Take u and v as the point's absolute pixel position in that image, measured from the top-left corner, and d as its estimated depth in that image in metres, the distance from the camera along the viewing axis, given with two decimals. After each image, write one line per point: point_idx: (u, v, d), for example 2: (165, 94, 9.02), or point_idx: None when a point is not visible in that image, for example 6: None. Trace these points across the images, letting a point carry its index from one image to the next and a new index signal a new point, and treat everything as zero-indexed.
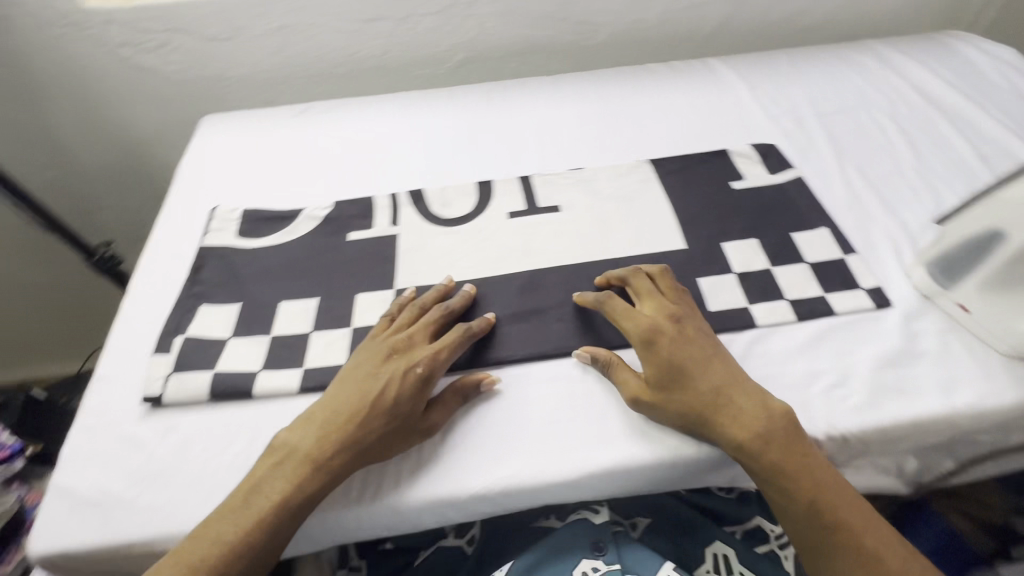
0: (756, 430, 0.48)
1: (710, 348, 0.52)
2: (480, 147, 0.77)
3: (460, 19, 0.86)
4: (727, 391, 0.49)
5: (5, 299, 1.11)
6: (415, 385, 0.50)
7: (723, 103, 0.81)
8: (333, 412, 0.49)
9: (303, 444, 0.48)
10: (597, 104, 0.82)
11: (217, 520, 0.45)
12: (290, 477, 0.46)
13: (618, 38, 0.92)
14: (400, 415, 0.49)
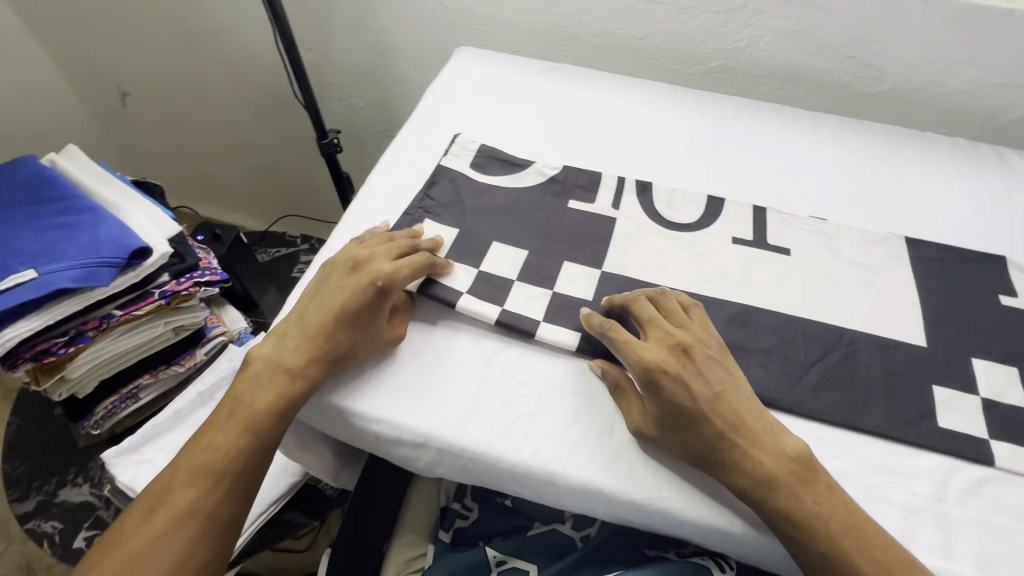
0: (768, 472, 0.45)
1: (718, 406, 0.47)
2: (716, 161, 0.73)
3: (739, 26, 0.82)
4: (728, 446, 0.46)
5: (241, 160, 1.45)
6: (374, 300, 0.52)
7: (1010, 204, 0.70)
8: (310, 318, 0.52)
9: (281, 351, 0.51)
10: (856, 157, 0.75)
11: (210, 433, 0.50)
12: (267, 386, 0.50)
13: (899, 94, 0.82)
14: (366, 326, 0.51)
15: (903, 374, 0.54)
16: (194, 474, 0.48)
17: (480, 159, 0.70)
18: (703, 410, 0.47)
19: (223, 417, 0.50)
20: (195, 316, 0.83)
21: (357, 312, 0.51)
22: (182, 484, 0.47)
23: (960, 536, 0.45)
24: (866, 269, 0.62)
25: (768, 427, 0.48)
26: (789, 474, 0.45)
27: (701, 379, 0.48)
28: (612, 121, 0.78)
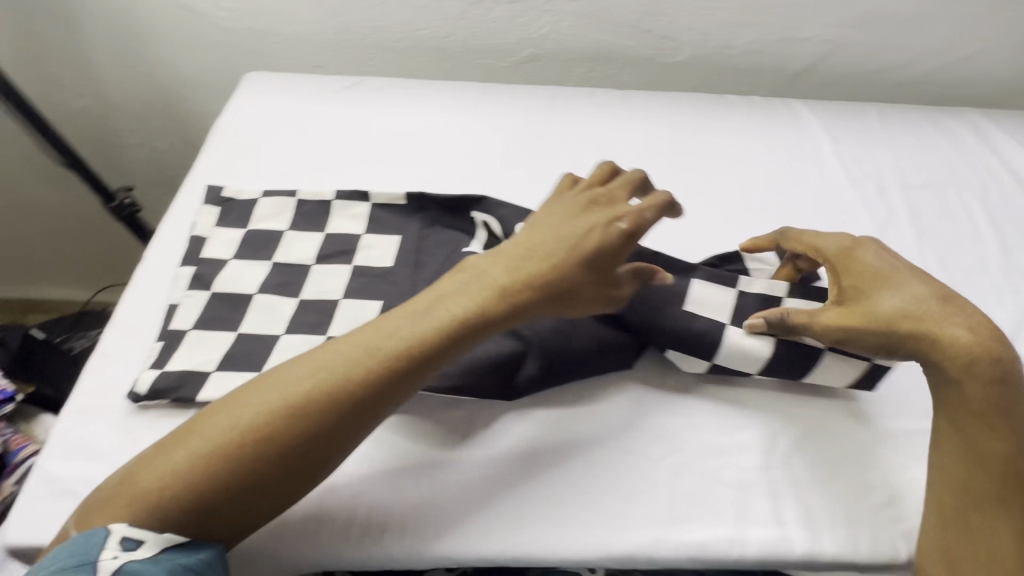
0: (969, 341, 0.44)
1: (904, 279, 0.47)
2: (534, 161, 0.72)
3: (536, 13, 0.80)
4: (911, 315, 0.45)
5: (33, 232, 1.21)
6: (615, 240, 0.46)
7: (801, 152, 0.75)
8: (545, 252, 0.46)
9: (495, 273, 0.46)
10: (669, 132, 0.76)
11: (390, 321, 0.44)
12: (476, 297, 0.45)
13: (700, 60, 0.85)
14: (597, 268, 0.46)
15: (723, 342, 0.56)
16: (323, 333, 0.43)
17: (282, 213, 0.63)
18: (909, 302, 0.46)
19: (400, 314, 0.45)
20: None
21: (600, 264, 0.46)
22: (340, 353, 0.43)
23: (800, 491, 0.47)
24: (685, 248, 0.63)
25: (915, 288, 0.47)
26: (986, 347, 0.44)
27: (852, 267, 0.49)
28: (424, 135, 0.73)
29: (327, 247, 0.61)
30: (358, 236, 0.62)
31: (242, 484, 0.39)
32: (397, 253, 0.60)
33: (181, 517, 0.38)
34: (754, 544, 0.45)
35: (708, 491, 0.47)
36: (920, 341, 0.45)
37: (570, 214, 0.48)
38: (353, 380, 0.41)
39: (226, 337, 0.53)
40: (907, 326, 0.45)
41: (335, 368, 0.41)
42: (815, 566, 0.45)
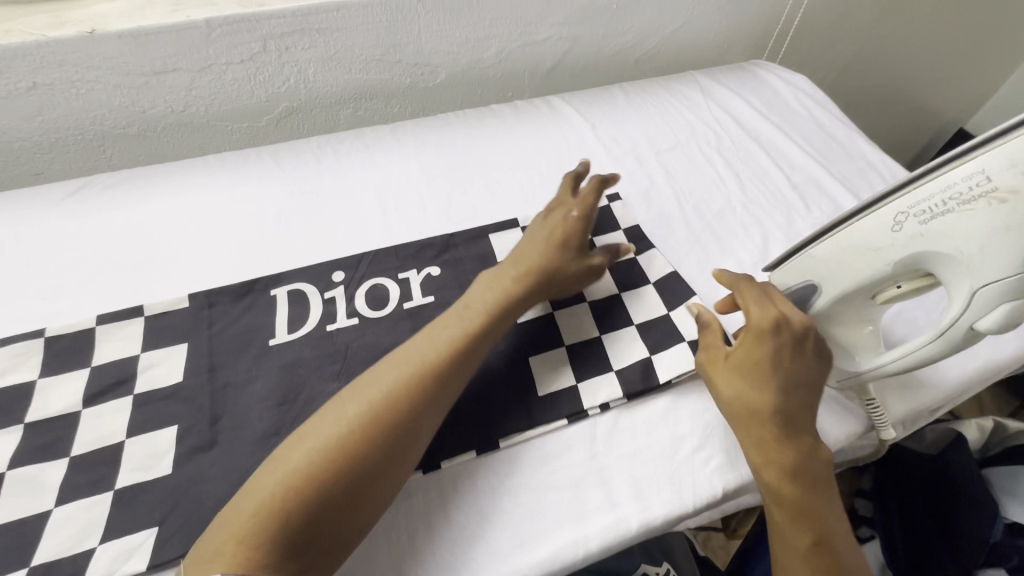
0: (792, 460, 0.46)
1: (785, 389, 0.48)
2: (316, 218, 0.68)
3: (275, 66, 0.76)
4: (762, 405, 0.47)
5: None
6: (575, 223, 0.60)
7: (568, 143, 0.81)
8: (532, 248, 0.57)
9: (503, 279, 0.55)
10: (445, 154, 0.77)
11: (443, 323, 0.51)
12: (501, 292, 0.54)
13: (458, 78, 0.88)
14: (572, 247, 0.58)
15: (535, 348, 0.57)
16: (441, 338, 0.49)
17: (27, 359, 0.53)
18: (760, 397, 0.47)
19: (452, 321, 0.51)
20: None
21: (574, 244, 0.59)
22: (404, 366, 0.47)
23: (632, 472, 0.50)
24: (486, 259, 0.65)
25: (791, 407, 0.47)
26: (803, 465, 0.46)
27: (760, 338, 0.49)
28: (186, 224, 0.66)
29: (96, 384, 0.52)
30: (133, 357, 0.54)
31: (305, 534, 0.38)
32: (187, 364, 0.54)
33: (284, 558, 0.37)
34: (597, 542, 0.46)
35: (550, 505, 0.48)
36: (765, 443, 0.46)
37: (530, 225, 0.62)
38: (411, 383, 0.45)
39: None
40: (753, 419, 0.47)
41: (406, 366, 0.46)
42: (656, 529, 0.48)
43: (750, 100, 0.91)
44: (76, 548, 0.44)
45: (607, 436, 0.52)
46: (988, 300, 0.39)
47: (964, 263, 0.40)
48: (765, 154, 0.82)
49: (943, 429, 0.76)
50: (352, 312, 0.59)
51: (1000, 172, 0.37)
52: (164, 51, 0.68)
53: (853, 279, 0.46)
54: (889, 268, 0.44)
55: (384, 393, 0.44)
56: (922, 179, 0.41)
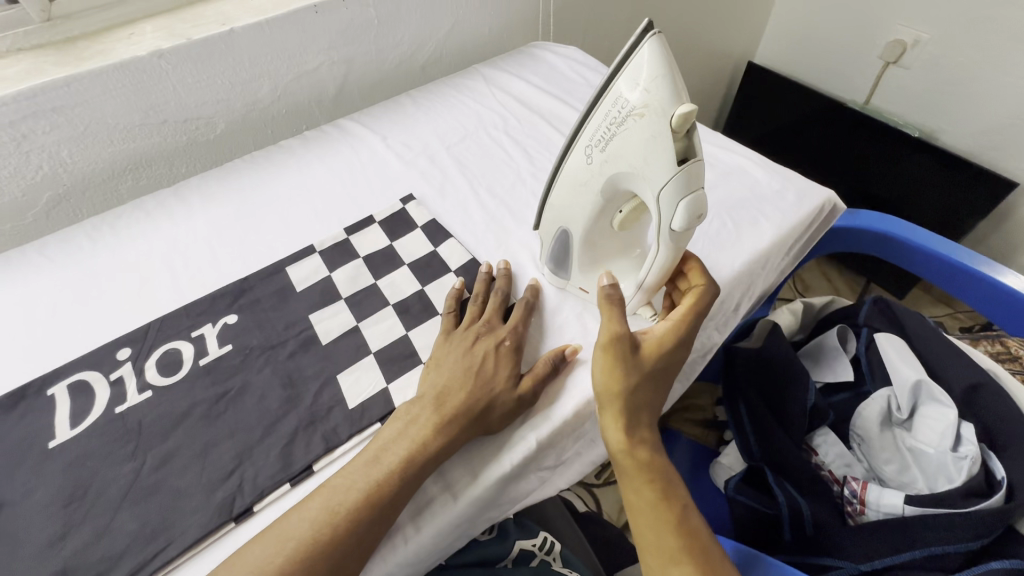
0: (653, 440, 0.51)
1: (659, 384, 0.52)
2: (96, 300, 0.64)
3: (18, 158, 0.70)
4: (635, 399, 0.50)
5: None
6: (509, 357, 0.55)
7: (360, 159, 0.82)
8: (450, 386, 0.52)
9: (414, 427, 0.49)
10: (232, 201, 0.76)
11: (348, 474, 0.47)
12: (415, 439, 0.48)
13: (241, 123, 0.87)
14: (501, 377, 0.53)
15: (344, 363, 0.58)
16: (341, 498, 0.45)
17: None
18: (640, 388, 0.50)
19: (358, 473, 0.47)
20: None
21: (505, 375, 0.53)
22: (308, 545, 0.43)
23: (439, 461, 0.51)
24: (284, 293, 0.64)
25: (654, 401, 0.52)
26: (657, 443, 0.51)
27: (665, 331, 0.53)
28: None
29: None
30: None
31: None
32: None
33: None
34: (422, 541, 0.48)
35: None
36: (634, 429, 0.50)
37: (456, 340, 0.56)
38: (307, 556, 0.43)
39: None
40: (630, 409, 0.50)
41: (302, 534, 0.43)
42: (481, 500, 0.50)
43: (530, 79, 0.97)
44: None
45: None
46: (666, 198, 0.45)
47: (640, 174, 0.45)
48: (547, 125, 0.87)
49: (762, 324, 0.83)
50: (143, 384, 0.56)
51: (636, 88, 0.43)
52: None
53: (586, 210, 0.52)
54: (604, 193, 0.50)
55: (275, 567, 0.42)
56: (597, 111, 0.47)
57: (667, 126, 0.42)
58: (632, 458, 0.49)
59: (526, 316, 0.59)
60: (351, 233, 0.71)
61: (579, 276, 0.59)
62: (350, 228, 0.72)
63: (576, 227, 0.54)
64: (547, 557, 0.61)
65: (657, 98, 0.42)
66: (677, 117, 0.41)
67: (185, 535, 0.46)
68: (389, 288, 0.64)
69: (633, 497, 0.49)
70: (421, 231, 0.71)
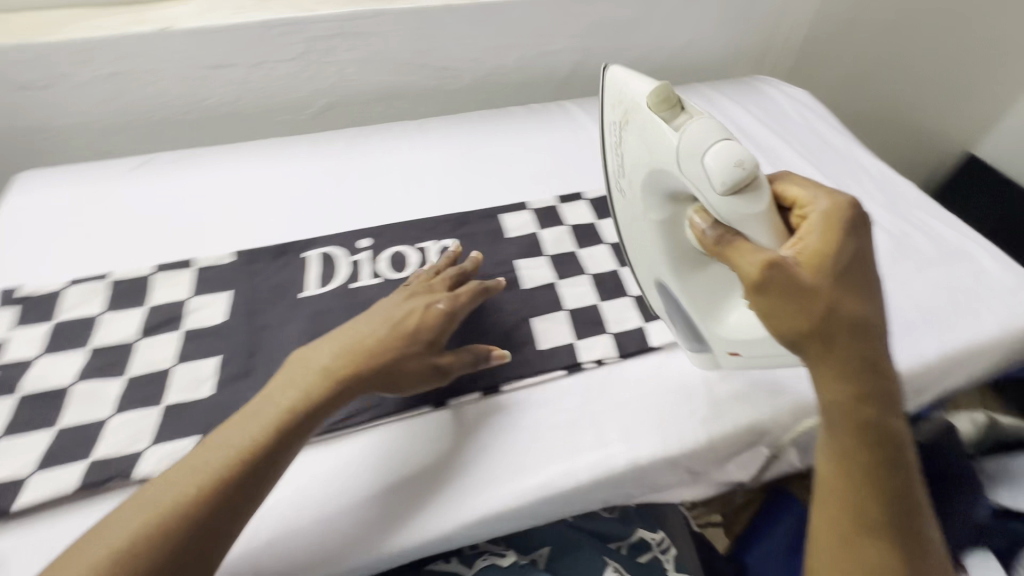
0: (852, 374, 0.41)
1: (840, 294, 0.41)
2: (346, 193, 0.76)
3: (317, 65, 0.85)
4: (845, 347, 0.41)
5: None
6: (434, 319, 0.53)
7: (578, 140, 0.88)
8: (382, 326, 0.51)
9: (324, 359, 0.49)
10: (463, 145, 0.85)
11: (279, 389, 0.47)
12: (331, 377, 0.47)
13: (480, 83, 0.96)
14: (422, 340, 0.51)
15: (540, 310, 0.63)
16: (259, 413, 0.45)
17: (95, 296, 0.60)
18: (824, 310, 0.40)
19: (294, 390, 0.47)
20: None
21: (423, 336, 0.52)
22: (215, 453, 0.43)
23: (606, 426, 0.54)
24: (495, 235, 0.71)
25: (849, 316, 0.40)
26: (862, 368, 0.41)
27: (823, 259, 0.41)
28: (232, 194, 0.74)
29: (151, 319, 0.59)
30: (184, 300, 0.61)
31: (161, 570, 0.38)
32: (230, 306, 0.61)
33: None
34: (437, 525, 0.49)
35: (545, 443, 0.53)
36: (845, 383, 0.41)
37: (393, 298, 0.55)
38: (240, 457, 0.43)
39: (42, 437, 0.50)
40: (822, 341, 0.40)
41: (228, 439, 0.44)
42: (639, 472, 0.53)
43: (750, 109, 0.97)
44: (130, 449, 0.49)
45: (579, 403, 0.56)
46: (687, 147, 0.45)
47: (649, 162, 0.49)
48: (762, 157, 0.87)
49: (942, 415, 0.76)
50: (375, 272, 0.66)
51: (615, 100, 0.53)
52: (223, 48, 0.79)
53: (649, 227, 0.54)
54: (659, 206, 0.52)
55: (223, 463, 0.42)
56: (607, 142, 0.58)
57: (650, 106, 0.48)
58: (843, 419, 0.42)
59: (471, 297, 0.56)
60: (562, 202, 0.77)
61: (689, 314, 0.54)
62: (561, 197, 0.78)
63: (660, 274, 0.56)
64: (661, 556, 0.62)
65: (631, 96, 0.51)
66: (646, 97, 0.48)
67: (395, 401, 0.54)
68: (588, 260, 0.69)
69: (830, 455, 0.43)
70: None
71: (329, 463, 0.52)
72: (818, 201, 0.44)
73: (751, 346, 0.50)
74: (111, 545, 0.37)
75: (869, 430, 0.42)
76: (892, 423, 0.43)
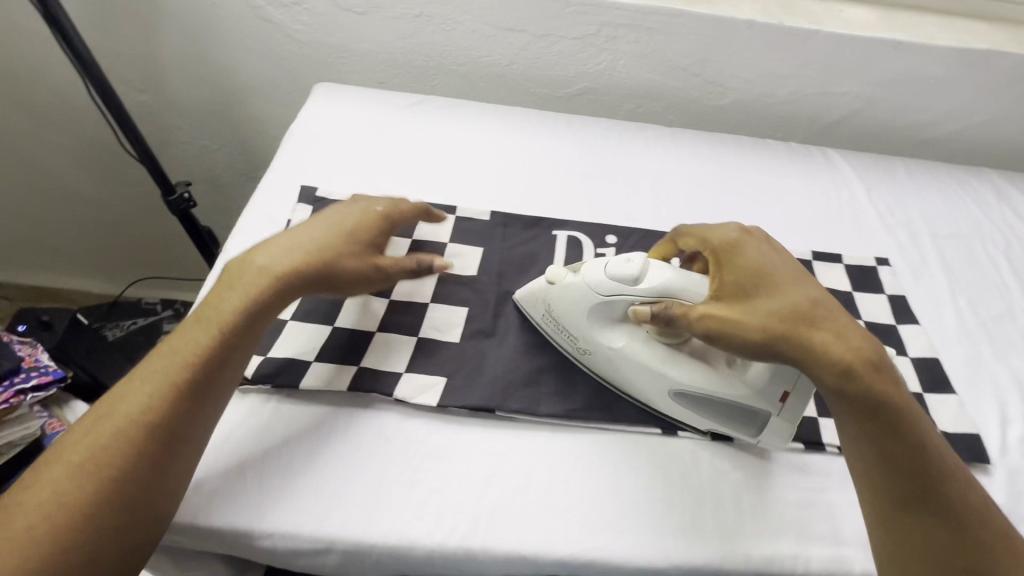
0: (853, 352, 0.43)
1: (793, 289, 0.45)
2: (596, 184, 0.76)
3: (595, 50, 0.84)
4: (807, 349, 0.43)
5: (57, 225, 1.16)
6: (361, 230, 0.53)
7: (839, 196, 0.80)
8: (304, 239, 0.51)
9: (270, 262, 0.49)
10: (716, 168, 0.81)
11: (219, 297, 0.47)
12: (248, 293, 0.47)
13: (742, 105, 0.90)
14: (358, 246, 0.52)
15: None
16: (208, 319, 0.46)
17: None
18: (798, 324, 0.43)
19: (205, 306, 0.47)
20: (26, 429, 0.68)
21: (358, 241, 0.53)
22: (201, 330, 0.45)
23: (841, 527, 0.49)
24: None
25: (818, 314, 0.44)
26: (865, 352, 0.43)
27: (743, 300, 0.45)
28: (492, 154, 0.77)
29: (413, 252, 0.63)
30: (443, 244, 0.65)
31: (149, 461, 0.40)
32: (483, 263, 0.63)
33: (115, 478, 0.39)
34: (507, 537, 0.45)
35: (779, 517, 0.49)
36: (826, 378, 0.43)
37: (332, 206, 0.56)
38: (190, 361, 0.44)
39: (321, 330, 0.55)
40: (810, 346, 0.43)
41: (186, 344, 0.45)
42: None
43: None
44: (389, 368, 0.53)
45: (823, 491, 0.51)
46: (592, 272, 0.51)
47: (581, 307, 0.52)
48: None
49: None
50: None
51: (533, 305, 0.57)
52: (522, 14, 0.81)
53: (628, 352, 0.52)
54: (618, 336, 0.53)
55: (172, 369, 0.43)
56: (554, 337, 0.56)
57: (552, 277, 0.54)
58: (866, 428, 0.43)
59: (381, 216, 0.56)
60: (816, 258, 0.71)
61: (724, 395, 0.50)
62: (816, 253, 0.72)
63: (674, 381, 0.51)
64: None
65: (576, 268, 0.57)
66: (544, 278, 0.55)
67: (625, 412, 0.53)
68: None
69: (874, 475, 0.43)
70: (887, 301, 0.67)
71: (559, 449, 0.51)
72: (722, 231, 0.50)
73: (785, 384, 0.48)
74: (111, 438, 0.40)
75: (890, 436, 0.42)
76: (900, 400, 0.43)
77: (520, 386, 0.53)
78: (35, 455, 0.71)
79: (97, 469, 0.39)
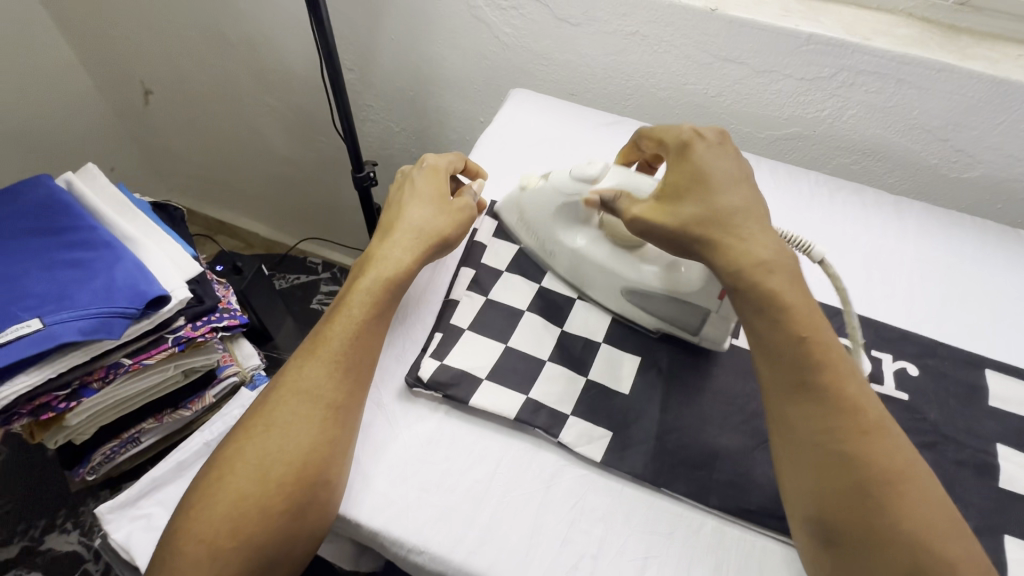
0: (760, 257, 0.44)
1: (722, 188, 0.47)
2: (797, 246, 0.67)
3: (823, 94, 0.75)
4: (708, 248, 0.46)
5: (252, 174, 1.31)
6: (433, 194, 0.57)
7: None
8: (394, 221, 0.55)
9: (394, 249, 0.53)
10: (948, 253, 0.68)
11: (356, 285, 0.52)
12: (381, 276, 0.51)
13: (991, 183, 0.75)
14: (437, 206, 0.56)
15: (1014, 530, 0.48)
16: (348, 305, 0.50)
17: None
18: (700, 215, 0.46)
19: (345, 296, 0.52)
20: (208, 358, 0.75)
21: (427, 199, 0.56)
22: (349, 316, 0.50)
23: None
24: (973, 392, 0.56)
25: (743, 218, 0.46)
26: (771, 257, 0.44)
27: (673, 201, 0.48)
28: None
29: None
30: None
31: (324, 435, 0.45)
32: None
33: (302, 455, 0.44)
34: None
35: None
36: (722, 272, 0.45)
37: (398, 183, 0.60)
38: (343, 345, 0.49)
39: (495, 347, 0.53)
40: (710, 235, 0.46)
41: (335, 331, 0.49)
42: None
43: None
44: (557, 407, 0.50)
45: None
46: (559, 175, 0.57)
47: (548, 208, 0.58)
48: None
49: None
50: None
51: (509, 211, 0.62)
52: (749, 46, 0.74)
53: (587, 252, 0.57)
54: (579, 236, 0.57)
55: (327, 353, 0.48)
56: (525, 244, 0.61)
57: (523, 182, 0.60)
58: (772, 351, 0.43)
59: (442, 175, 0.59)
60: None
61: (668, 295, 0.53)
62: None
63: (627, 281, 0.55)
64: None
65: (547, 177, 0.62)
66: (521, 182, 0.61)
67: None
68: None
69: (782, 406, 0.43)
70: None
71: (729, 551, 0.45)
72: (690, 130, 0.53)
73: (707, 284, 0.51)
74: (293, 423, 0.46)
75: (791, 358, 0.42)
76: (795, 300, 0.43)
77: (690, 467, 0.48)
78: (209, 383, 0.80)
79: (290, 453, 0.44)
